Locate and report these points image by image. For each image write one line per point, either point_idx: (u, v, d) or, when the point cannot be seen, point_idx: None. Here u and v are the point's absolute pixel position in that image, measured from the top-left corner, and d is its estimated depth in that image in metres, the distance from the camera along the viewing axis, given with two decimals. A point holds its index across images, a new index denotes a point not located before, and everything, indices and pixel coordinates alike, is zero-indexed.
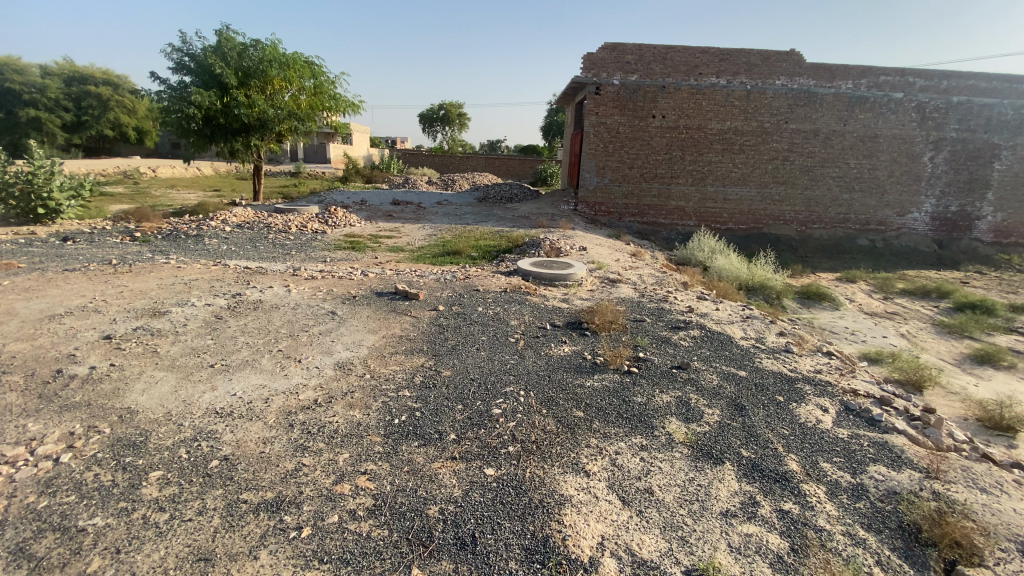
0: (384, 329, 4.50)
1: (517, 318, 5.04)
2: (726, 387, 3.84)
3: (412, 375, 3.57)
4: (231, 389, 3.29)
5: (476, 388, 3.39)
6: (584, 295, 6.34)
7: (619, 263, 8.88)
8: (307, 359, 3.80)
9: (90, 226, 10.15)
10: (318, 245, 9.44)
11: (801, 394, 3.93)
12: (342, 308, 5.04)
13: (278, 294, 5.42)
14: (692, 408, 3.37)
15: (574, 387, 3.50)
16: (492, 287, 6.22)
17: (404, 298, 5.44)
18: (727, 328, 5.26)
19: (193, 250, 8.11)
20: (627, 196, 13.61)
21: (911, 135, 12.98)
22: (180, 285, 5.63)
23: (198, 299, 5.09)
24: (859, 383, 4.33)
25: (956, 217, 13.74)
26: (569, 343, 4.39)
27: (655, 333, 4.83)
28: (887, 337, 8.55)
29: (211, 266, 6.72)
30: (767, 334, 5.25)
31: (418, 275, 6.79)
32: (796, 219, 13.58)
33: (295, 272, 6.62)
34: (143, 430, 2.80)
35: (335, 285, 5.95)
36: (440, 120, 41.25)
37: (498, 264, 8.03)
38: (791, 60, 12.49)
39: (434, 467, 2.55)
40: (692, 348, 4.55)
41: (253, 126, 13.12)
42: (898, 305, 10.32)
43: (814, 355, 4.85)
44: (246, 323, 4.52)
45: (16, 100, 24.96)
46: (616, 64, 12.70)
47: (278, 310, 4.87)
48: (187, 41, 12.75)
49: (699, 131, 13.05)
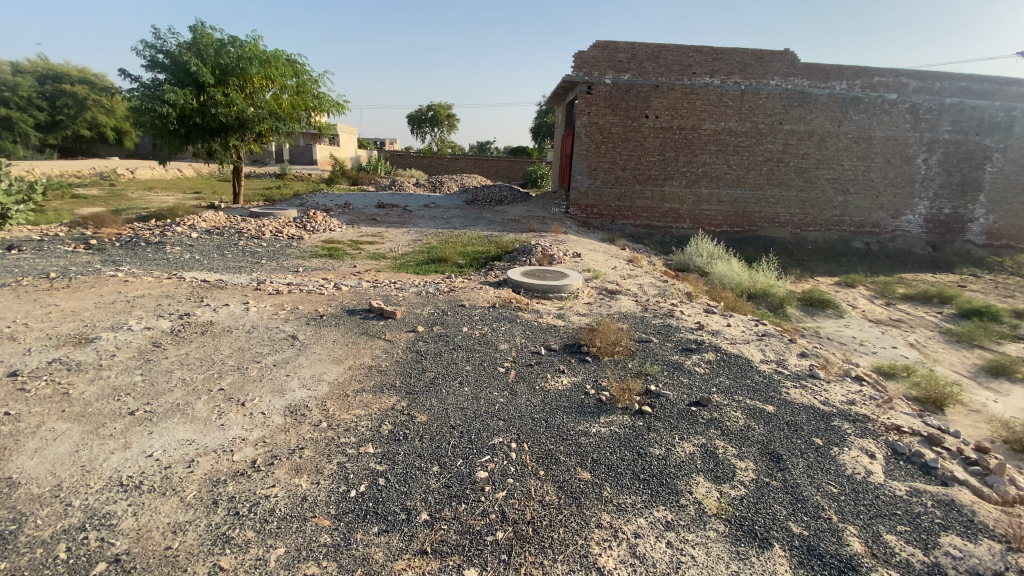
0: (352, 358, 3.82)
1: (507, 340, 4.40)
2: (755, 429, 3.24)
3: (378, 422, 2.92)
4: (149, 448, 2.66)
5: (456, 439, 2.77)
6: (580, 310, 5.74)
7: (616, 271, 8.29)
8: (253, 401, 3.14)
9: (42, 233, 9.35)
10: (293, 253, 8.74)
11: (842, 434, 3.36)
12: (305, 330, 4.37)
13: (234, 314, 4.72)
14: (721, 462, 2.78)
15: (577, 436, 2.87)
16: (479, 302, 5.57)
17: (379, 318, 4.79)
18: (743, 349, 4.66)
19: (151, 260, 7.39)
20: (619, 198, 13.05)
21: (904, 137, 12.60)
22: (121, 304, 4.92)
23: (137, 322, 4.39)
24: (901, 417, 3.73)
25: (950, 219, 13.38)
26: (568, 374, 3.75)
27: (665, 358, 4.23)
28: (896, 347, 8.04)
29: (165, 279, 6.01)
30: (787, 356, 4.65)
31: (397, 287, 6.14)
32: (791, 221, 13.12)
33: (259, 285, 5.95)
34: (18, 515, 2.17)
35: (302, 301, 5.25)
36: (429, 122, 40.66)
37: (487, 274, 7.39)
38: (786, 60, 12.05)
39: (396, 569, 1.91)
40: (710, 377, 3.95)
41: (230, 127, 12.34)
42: (901, 312, 9.84)
43: (842, 382, 4.26)
44: (188, 351, 3.84)
45: None
46: (607, 63, 12.15)
47: (229, 334, 4.20)
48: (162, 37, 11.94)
49: (693, 132, 12.53)
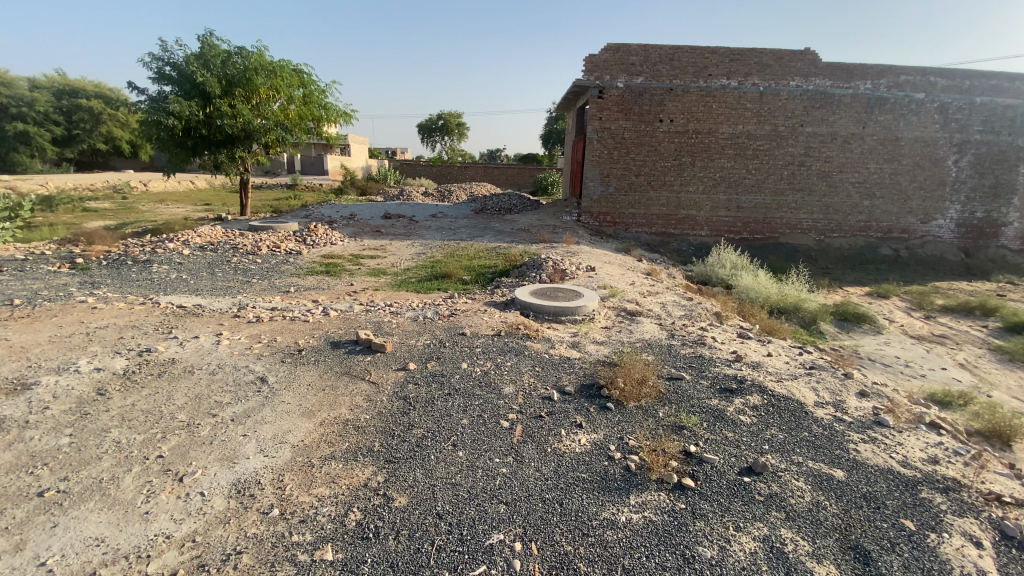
0: (326, 409, 3.18)
1: (512, 380, 3.71)
2: (826, 508, 2.54)
3: (344, 509, 2.29)
4: (44, 551, 2.07)
5: (444, 537, 2.13)
6: (597, 337, 5.05)
7: (635, 287, 7.57)
8: (193, 474, 2.54)
9: (29, 251, 8.94)
10: (288, 270, 8.22)
11: (939, 513, 2.62)
12: (278, 370, 3.75)
13: (200, 349, 4.13)
14: (795, 568, 2.11)
15: (603, 530, 2.22)
16: (483, 329, 4.92)
17: (367, 351, 4.14)
18: (792, 389, 3.90)
19: (133, 282, 6.91)
20: (633, 206, 12.35)
21: (933, 138, 11.75)
22: (78, 338, 4.39)
23: (88, 362, 3.84)
24: (1000, 484, 2.95)
25: (984, 224, 12.43)
26: (587, 430, 3.06)
27: (702, 403, 3.53)
28: (946, 369, 7.16)
29: (138, 305, 5.46)
30: (845, 397, 3.88)
31: (393, 311, 5.51)
32: (814, 227, 12.32)
33: (241, 311, 5.37)
34: None
35: (282, 331, 4.63)
36: (439, 131, 40.32)
37: (493, 293, 6.76)
38: (806, 60, 11.30)
39: None
40: (758, 430, 3.25)
41: (236, 138, 11.92)
42: (943, 326, 8.96)
43: (915, 431, 3.50)
44: (135, 402, 3.28)
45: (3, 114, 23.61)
46: (619, 66, 11.50)
47: (190, 376, 3.64)
48: (168, 48, 11.59)
49: (709, 136, 11.81)
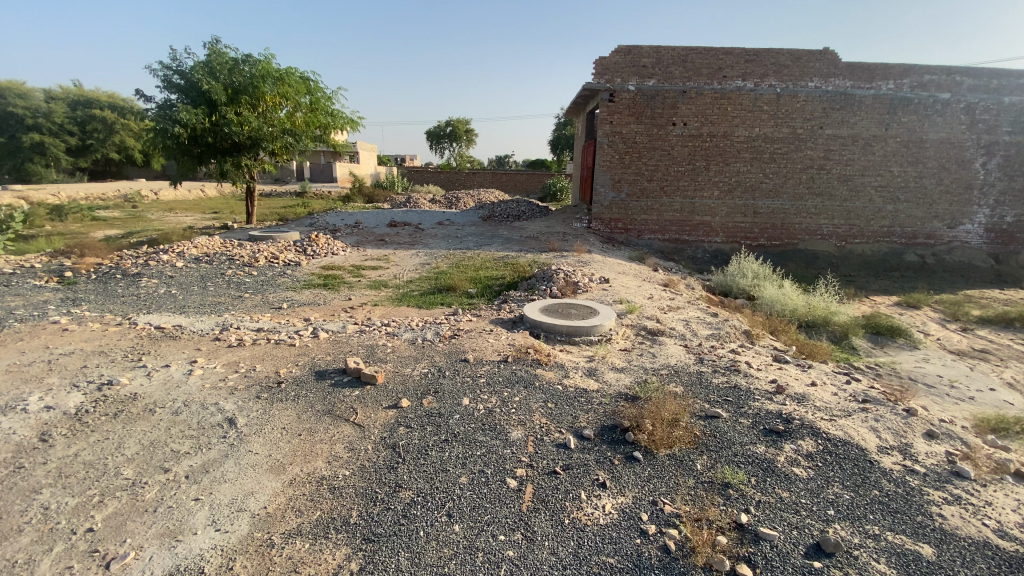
0: (299, 463, 2.67)
1: (519, 422, 3.15)
2: None
3: None
4: None
5: None
6: (616, 362, 4.49)
7: (653, 301, 7.00)
8: (124, 558, 2.04)
9: (21, 264, 8.62)
10: (283, 283, 7.77)
11: None
12: (251, 409, 3.24)
13: (168, 382, 3.64)
14: None
15: None
16: (488, 354, 4.38)
17: (354, 384, 3.65)
18: (849, 431, 3.31)
19: (119, 297, 6.52)
20: (647, 212, 11.79)
21: (960, 139, 11.07)
22: (39, 366, 3.94)
23: (39, 398, 3.38)
24: None
25: (1017, 229, 11.68)
26: (613, 490, 2.53)
27: (746, 451, 2.97)
28: (996, 390, 6.46)
29: (114, 326, 5.01)
30: (911, 441, 3.29)
31: (391, 332, 5.00)
32: (835, 233, 11.66)
33: (224, 332, 4.88)
34: None
35: (264, 358, 4.15)
36: (448, 137, 39.99)
37: (501, 309, 6.22)
38: (825, 60, 10.69)
39: None
40: (818, 488, 2.68)
41: (244, 145, 11.47)
42: (984, 340, 8.24)
43: (1003, 485, 2.88)
44: (81, 451, 2.80)
45: (19, 125, 23.76)
46: (631, 68, 10.99)
47: (151, 417, 3.15)
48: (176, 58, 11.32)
49: (725, 140, 11.23)
